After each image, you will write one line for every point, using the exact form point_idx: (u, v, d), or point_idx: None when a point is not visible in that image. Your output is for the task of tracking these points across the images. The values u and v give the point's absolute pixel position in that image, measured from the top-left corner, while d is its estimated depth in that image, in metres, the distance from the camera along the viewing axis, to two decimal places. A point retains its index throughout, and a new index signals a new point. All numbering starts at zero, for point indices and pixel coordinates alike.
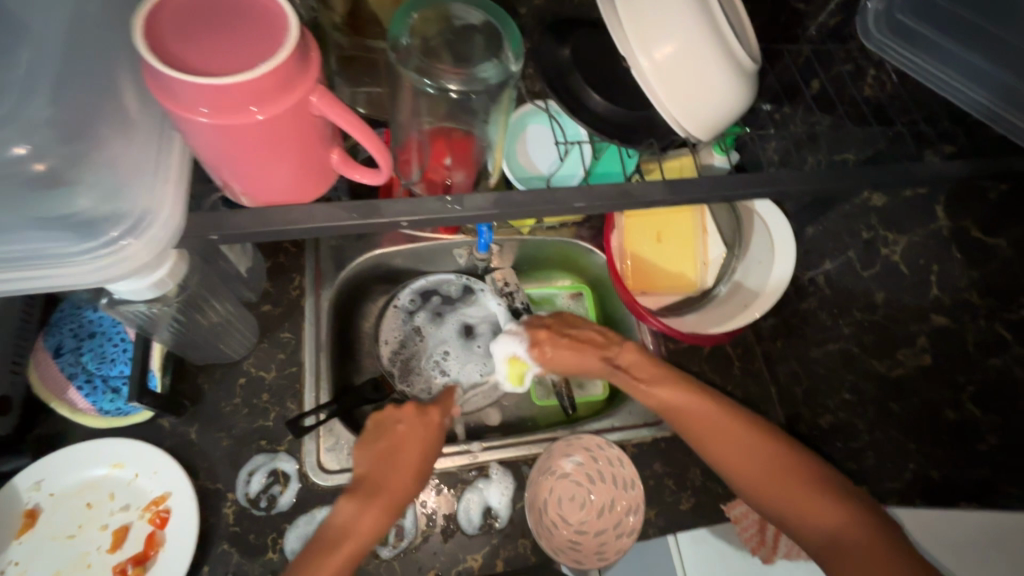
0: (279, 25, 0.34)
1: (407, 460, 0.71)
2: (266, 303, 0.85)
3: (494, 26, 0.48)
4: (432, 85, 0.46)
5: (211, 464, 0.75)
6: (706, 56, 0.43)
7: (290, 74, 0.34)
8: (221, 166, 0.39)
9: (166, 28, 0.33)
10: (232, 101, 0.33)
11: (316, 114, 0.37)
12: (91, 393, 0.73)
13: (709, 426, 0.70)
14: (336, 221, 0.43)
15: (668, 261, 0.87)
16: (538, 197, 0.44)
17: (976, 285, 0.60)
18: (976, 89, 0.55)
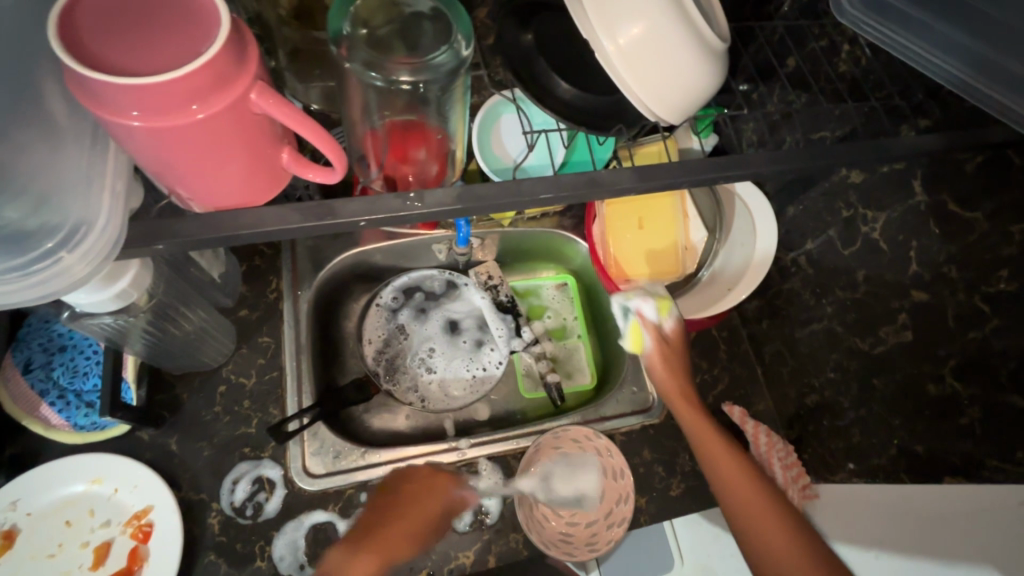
0: (211, 20, 0.32)
1: (409, 519, 0.61)
2: (243, 307, 0.83)
3: (442, 12, 0.46)
4: (381, 78, 0.45)
5: (193, 475, 0.73)
6: (673, 39, 0.41)
7: (225, 70, 0.32)
8: (163, 170, 0.37)
9: (91, 30, 0.31)
10: (163, 102, 0.31)
11: (259, 112, 0.35)
12: (64, 409, 0.71)
13: (703, 439, 0.64)
14: (291, 224, 0.41)
15: (651, 248, 0.84)
16: (502, 190, 0.43)
17: (952, 260, 0.59)
18: (949, 62, 0.53)
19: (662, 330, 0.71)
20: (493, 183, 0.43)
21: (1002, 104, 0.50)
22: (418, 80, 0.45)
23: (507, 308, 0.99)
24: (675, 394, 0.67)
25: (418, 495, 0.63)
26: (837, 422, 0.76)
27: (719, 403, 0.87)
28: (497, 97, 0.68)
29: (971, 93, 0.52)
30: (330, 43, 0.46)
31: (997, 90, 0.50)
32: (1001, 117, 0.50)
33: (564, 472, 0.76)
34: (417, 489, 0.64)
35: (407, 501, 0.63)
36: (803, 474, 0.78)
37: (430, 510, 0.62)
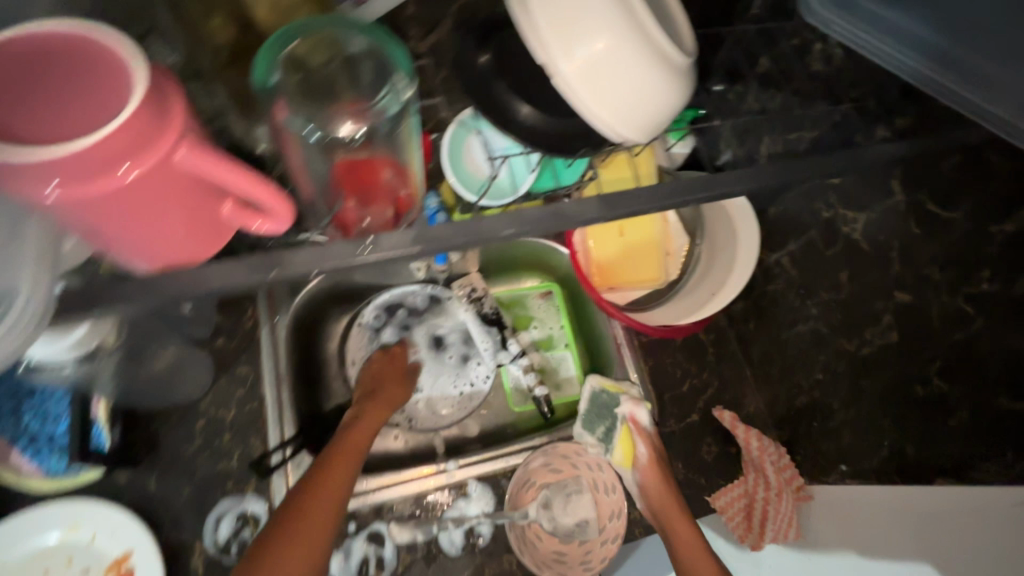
0: (125, 75, 0.31)
1: (389, 389, 0.82)
2: (220, 336, 0.81)
3: (379, 52, 0.48)
4: (314, 133, 0.50)
5: (174, 515, 0.71)
6: (629, 56, 0.40)
7: (145, 133, 0.30)
8: (94, 236, 0.34)
9: (4, 104, 0.30)
10: (87, 167, 0.29)
11: (189, 172, 0.33)
12: (35, 456, 0.66)
13: (681, 535, 0.66)
14: (235, 280, 0.39)
15: (631, 255, 0.84)
16: (460, 229, 0.41)
17: (935, 260, 0.58)
18: (907, 53, 0.53)
19: (651, 440, 0.74)
20: (451, 222, 0.41)
21: (947, 88, 0.51)
22: (361, 129, 0.51)
23: (494, 321, 0.94)
24: (657, 490, 0.71)
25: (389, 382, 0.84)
26: (827, 423, 0.75)
27: (710, 408, 0.86)
28: (456, 123, 0.66)
29: (926, 82, 0.52)
30: (261, 95, 0.48)
31: (949, 77, 0.51)
32: (954, 104, 0.50)
33: (554, 493, 0.76)
34: (387, 381, 0.84)
35: (384, 387, 0.83)
36: (797, 476, 0.78)
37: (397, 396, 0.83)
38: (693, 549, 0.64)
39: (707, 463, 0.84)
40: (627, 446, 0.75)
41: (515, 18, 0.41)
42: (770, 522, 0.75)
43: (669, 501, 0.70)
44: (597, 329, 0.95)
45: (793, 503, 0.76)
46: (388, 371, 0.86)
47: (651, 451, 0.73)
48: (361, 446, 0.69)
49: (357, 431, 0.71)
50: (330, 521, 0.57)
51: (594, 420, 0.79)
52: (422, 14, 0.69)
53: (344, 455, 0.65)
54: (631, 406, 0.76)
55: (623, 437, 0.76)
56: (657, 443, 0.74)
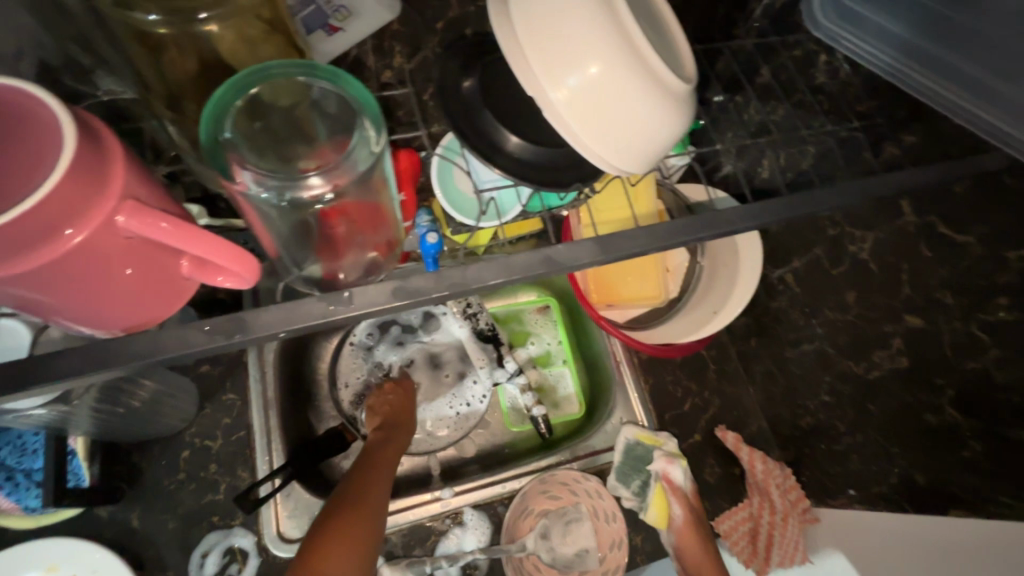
0: (49, 131, 0.27)
1: (403, 417, 0.78)
2: (204, 363, 0.78)
3: (344, 97, 0.38)
4: (269, 194, 0.36)
5: (158, 551, 0.69)
6: (626, 82, 0.37)
7: (79, 198, 0.27)
8: (36, 308, 0.31)
9: None
10: (10, 244, 0.26)
11: (134, 235, 0.30)
12: (13, 492, 0.65)
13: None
14: (189, 348, 0.36)
15: (630, 272, 0.81)
16: (442, 282, 0.39)
17: (947, 285, 0.56)
18: (887, 53, 0.56)
19: (687, 499, 0.72)
20: (434, 273, 0.39)
21: (926, 86, 0.53)
22: (330, 187, 0.37)
23: (490, 338, 0.93)
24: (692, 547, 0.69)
25: (400, 407, 0.80)
26: (833, 446, 0.72)
27: (713, 428, 0.83)
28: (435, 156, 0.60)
29: (905, 79, 0.54)
30: (211, 158, 0.37)
31: (929, 76, 0.53)
32: (932, 103, 0.52)
33: (553, 521, 0.74)
34: (398, 405, 0.80)
35: (397, 412, 0.78)
36: (803, 498, 0.75)
37: (408, 420, 0.79)
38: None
39: (711, 485, 0.81)
40: (661, 506, 0.73)
41: (500, 43, 0.39)
42: (776, 548, 0.72)
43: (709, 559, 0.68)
44: (595, 348, 0.92)
45: (799, 527, 0.73)
46: (397, 395, 0.82)
47: (687, 513, 0.71)
48: (386, 469, 0.64)
49: (380, 452, 0.67)
50: (370, 552, 0.52)
51: (629, 474, 0.76)
52: (408, 29, 0.66)
53: (376, 479, 0.60)
54: (666, 464, 0.74)
55: (657, 496, 0.73)
56: (692, 503, 0.72)
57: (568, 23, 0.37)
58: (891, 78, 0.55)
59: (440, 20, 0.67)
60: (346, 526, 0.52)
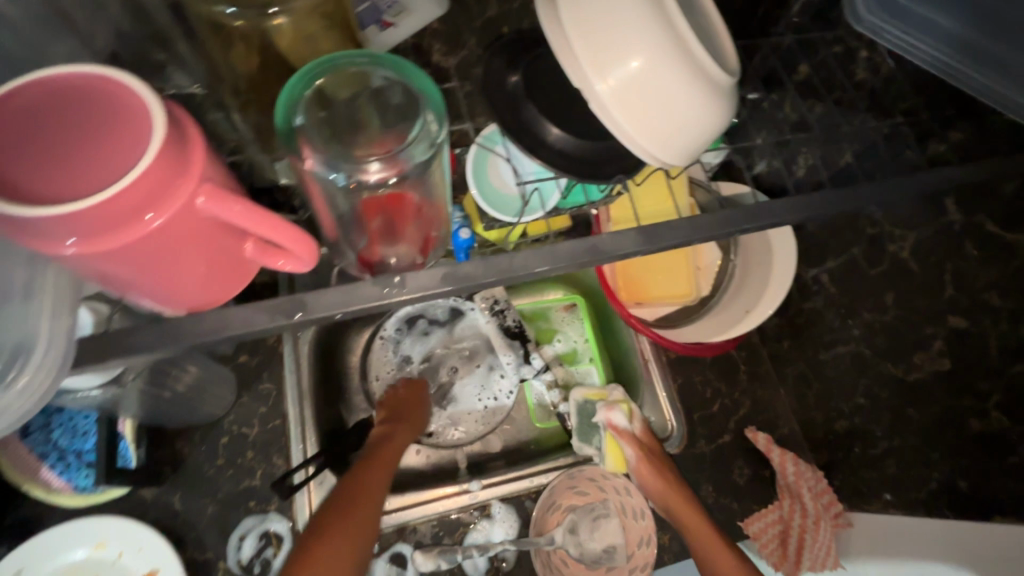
0: (141, 117, 0.28)
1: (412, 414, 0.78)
2: (242, 353, 0.80)
3: (410, 88, 0.40)
4: (339, 177, 0.39)
5: (197, 533, 0.71)
6: (671, 72, 0.38)
7: (165, 179, 0.28)
8: (114, 284, 0.33)
9: (13, 153, 0.28)
10: (101, 222, 0.28)
11: (210, 216, 0.31)
12: (64, 471, 0.68)
13: (708, 544, 0.65)
14: (257, 325, 0.38)
15: (661, 271, 0.81)
16: (491, 268, 0.40)
17: (995, 287, 0.56)
18: (946, 53, 0.53)
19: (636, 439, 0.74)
20: (482, 260, 0.40)
21: (986, 85, 0.51)
22: (392, 174, 0.39)
23: (516, 334, 0.94)
24: (677, 504, 0.68)
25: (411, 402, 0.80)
26: (868, 451, 0.70)
27: (743, 428, 0.82)
28: (477, 144, 0.61)
29: (960, 75, 0.53)
30: (283, 140, 0.39)
31: (986, 73, 0.51)
32: (994, 104, 0.51)
33: (581, 516, 0.74)
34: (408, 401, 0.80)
35: (407, 409, 0.79)
36: (834, 502, 0.74)
37: (419, 419, 0.79)
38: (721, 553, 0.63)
39: (740, 487, 0.80)
40: (616, 450, 0.76)
41: (547, 34, 0.40)
42: (807, 551, 0.72)
43: (684, 506, 0.68)
44: (625, 346, 0.91)
45: (831, 531, 0.73)
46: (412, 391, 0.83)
47: (637, 451, 0.73)
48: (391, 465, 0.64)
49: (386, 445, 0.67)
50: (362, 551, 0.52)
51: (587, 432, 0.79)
52: (446, 28, 0.67)
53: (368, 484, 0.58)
54: (607, 412, 0.76)
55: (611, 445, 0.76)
56: (643, 441, 0.74)
57: (619, 16, 0.38)
58: (946, 77, 0.53)
59: (477, 19, 0.68)
60: (337, 532, 0.51)
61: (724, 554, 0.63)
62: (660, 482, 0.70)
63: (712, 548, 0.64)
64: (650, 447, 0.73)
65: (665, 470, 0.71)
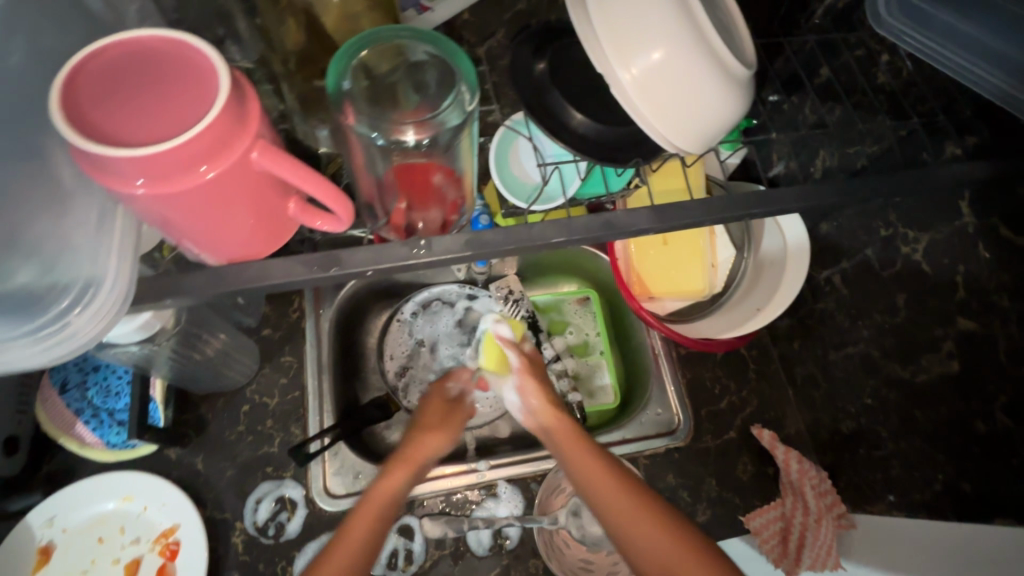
0: (210, 77, 0.31)
1: (428, 424, 0.66)
2: (266, 327, 0.84)
3: (445, 61, 0.42)
4: (379, 137, 0.43)
5: (217, 494, 0.74)
6: (691, 62, 0.40)
7: (225, 132, 0.31)
8: (171, 228, 0.36)
9: (93, 101, 0.31)
10: (168, 168, 0.31)
11: (260, 171, 0.34)
12: (98, 427, 0.73)
13: (621, 513, 0.51)
14: (296, 276, 0.41)
15: (675, 266, 0.82)
16: (512, 236, 0.43)
17: (1005, 289, 0.55)
18: (980, 67, 0.50)
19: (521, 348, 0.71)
20: (504, 228, 0.43)
21: (1002, 90, 0.49)
22: (424, 138, 0.43)
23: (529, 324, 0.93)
24: (590, 475, 0.55)
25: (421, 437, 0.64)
26: (874, 452, 0.71)
27: (749, 426, 0.83)
28: (505, 126, 0.64)
29: (993, 89, 0.50)
30: (332, 101, 0.43)
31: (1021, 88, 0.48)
32: None
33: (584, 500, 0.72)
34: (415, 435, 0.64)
35: (429, 427, 0.65)
36: (838, 503, 0.75)
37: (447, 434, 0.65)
38: (639, 519, 0.50)
39: (744, 482, 0.81)
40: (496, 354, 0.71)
41: (574, 22, 0.42)
42: (808, 549, 0.71)
43: (600, 475, 0.54)
44: (634, 340, 0.93)
45: (833, 530, 0.72)
46: (436, 409, 0.68)
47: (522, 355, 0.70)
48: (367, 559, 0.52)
49: (359, 514, 0.55)
50: None
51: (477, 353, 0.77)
52: (477, 20, 0.70)
53: None
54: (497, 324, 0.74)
55: (493, 347, 0.72)
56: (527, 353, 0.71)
57: (643, 10, 0.40)
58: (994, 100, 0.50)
59: (507, 12, 0.71)
60: None
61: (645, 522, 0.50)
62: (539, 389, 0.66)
63: (628, 520, 0.50)
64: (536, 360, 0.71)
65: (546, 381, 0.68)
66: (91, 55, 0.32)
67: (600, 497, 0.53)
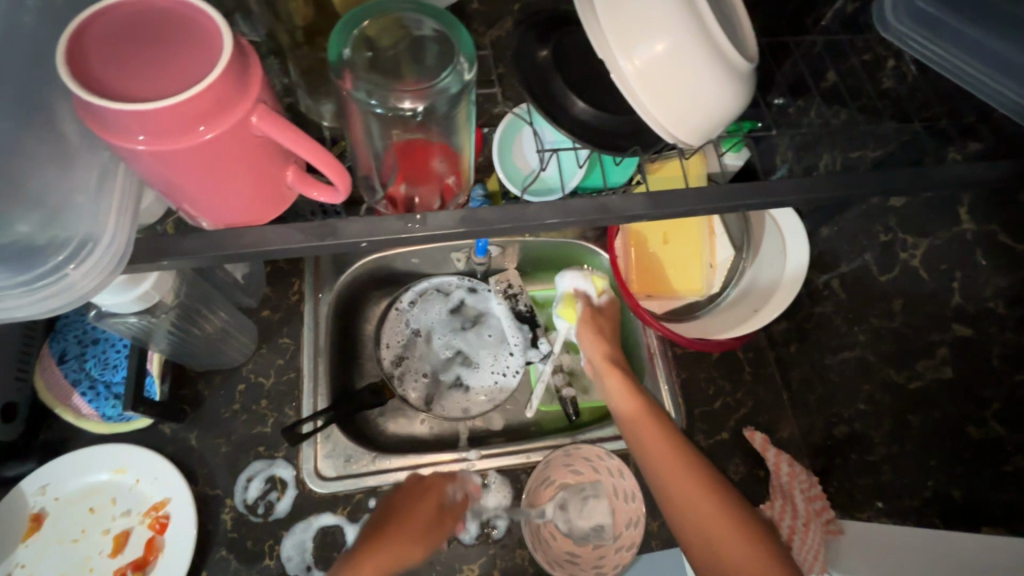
0: (214, 39, 0.32)
1: (410, 518, 0.65)
2: (266, 308, 0.84)
3: (446, 36, 0.43)
4: (378, 105, 0.43)
5: (209, 470, 0.75)
6: (692, 52, 0.40)
7: (227, 93, 0.32)
8: (169, 188, 0.37)
9: (97, 56, 0.31)
10: (168, 126, 0.31)
11: (260, 135, 0.35)
12: (94, 399, 0.74)
13: (696, 506, 0.59)
14: (291, 243, 0.42)
15: (673, 265, 0.83)
16: (508, 215, 0.43)
17: (1001, 295, 0.55)
18: (981, 70, 0.50)
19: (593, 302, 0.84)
20: (499, 207, 0.43)
21: (1004, 95, 0.49)
22: (419, 106, 0.43)
23: (529, 319, 0.96)
24: (682, 485, 0.61)
25: (406, 550, 0.62)
26: (865, 457, 0.71)
27: (741, 428, 0.83)
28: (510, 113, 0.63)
29: (995, 95, 0.50)
30: (332, 70, 0.43)
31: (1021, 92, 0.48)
32: None
33: (571, 494, 0.76)
34: (396, 533, 0.63)
35: (414, 515, 0.66)
36: (827, 508, 0.75)
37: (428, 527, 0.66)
38: (699, 498, 0.60)
39: (735, 484, 0.80)
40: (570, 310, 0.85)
41: (577, 9, 0.42)
42: (796, 551, 0.70)
43: (679, 474, 0.62)
44: (630, 338, 0.92)
45: (821, 535, 0.72)
46: (422, 502, 0.68)
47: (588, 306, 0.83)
48: None
49: None
50: None
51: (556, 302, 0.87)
52: (486, 9, 0.70)
53: None
54: (573, 279, 0.86)
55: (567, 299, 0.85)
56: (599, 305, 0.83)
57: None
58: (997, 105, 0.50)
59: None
60: None
61: (717, 520, 0.58)
62: (601, 346, 0.77)
63: (686, 495, 0.60)
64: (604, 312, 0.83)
65: (604, 334, 0.80)
66: (97, 11, 0.33)
67: (686, 505, 0.60)
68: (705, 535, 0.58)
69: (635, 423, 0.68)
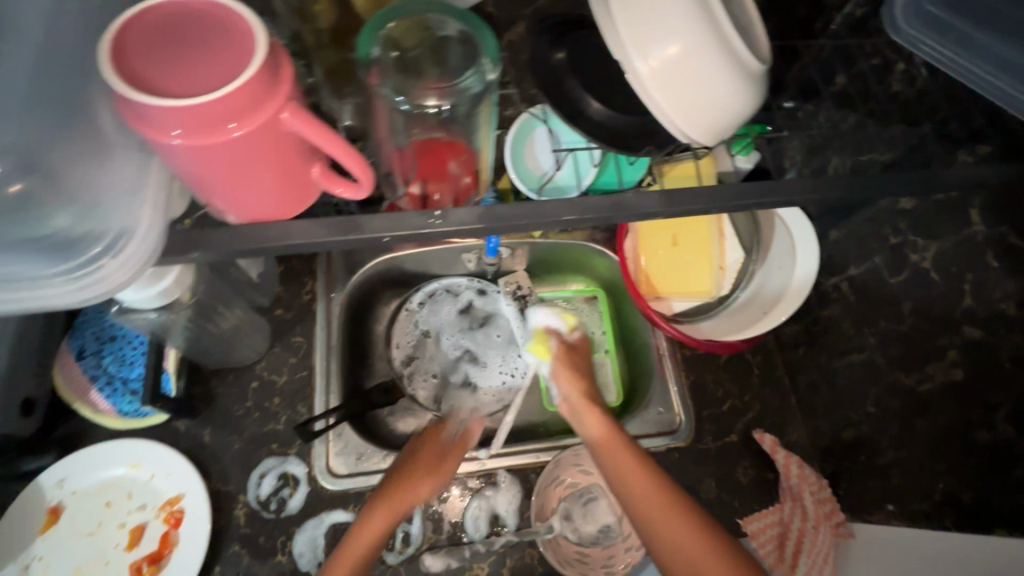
0: (247, 39, 0.33)
1: (421, 463, 0.72)
2: (279, 307, 0.85)
3: (471, 36, 0.44)
4: (405, 103, 0.44)
5: (222, 466, 0.76)
6: (708, 52, 0.41)
7: (259, 90, 0.33)
8: (199, 183, 0.38)
9: (135, 53, 0.33)
10: (204, 121, 0.32)
11: (288, 131, 0.36)
12: (111, 395, 0.75)
13: (664, 526, 0.54)
14: (313, 239, 0.43)
15: (682, 267, 0.84)
16: (525, 211, 0.44)
17: (1011, 297, 0.55)
18: (987, 72, 0.51)
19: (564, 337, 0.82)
20: (516, 205, 0.44)
21: (1008, 94, 0.49)
22: (444, 104, 0.44)
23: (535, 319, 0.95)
24: (673, 533, 0.53)
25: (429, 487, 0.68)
26: (875, 460, 0.71)
27: (750, 430, 0.83)
28: (526, 113, 0.65)
29: (998, 93, 0.50)
30: (361, 67, 0.45)
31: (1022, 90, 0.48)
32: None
33: (572, 505, 0.76)
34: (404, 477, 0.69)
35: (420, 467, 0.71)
36: (836, 511, 0.74)
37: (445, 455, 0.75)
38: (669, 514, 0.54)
39: (743, 486, 0.80)
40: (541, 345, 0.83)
41: (595, 10, 0.43)
42: (805, 555, 0.69)
43: (646, 490, 0.57)
44: (641, 338, 0.93)
45: (831, 537, 0.71)
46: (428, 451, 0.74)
47: (561, 343, 0.81)
48: None
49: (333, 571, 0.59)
50: None
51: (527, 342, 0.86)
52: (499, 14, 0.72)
53: None
54: (544, 315, 0.86)
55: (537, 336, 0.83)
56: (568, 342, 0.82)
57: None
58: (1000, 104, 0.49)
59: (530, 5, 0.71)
60: None
61: (689, 539, 0.52)
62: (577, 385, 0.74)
63: (653, 514, 0.55)
64: (576, 348, 0.82)
65: (577, 371, 0.77)
66: (136, 11, 0.34)
67: (661, 537, 0.53)
68: (678, 555, 0.51)
69: (604, 446, 0.64)
